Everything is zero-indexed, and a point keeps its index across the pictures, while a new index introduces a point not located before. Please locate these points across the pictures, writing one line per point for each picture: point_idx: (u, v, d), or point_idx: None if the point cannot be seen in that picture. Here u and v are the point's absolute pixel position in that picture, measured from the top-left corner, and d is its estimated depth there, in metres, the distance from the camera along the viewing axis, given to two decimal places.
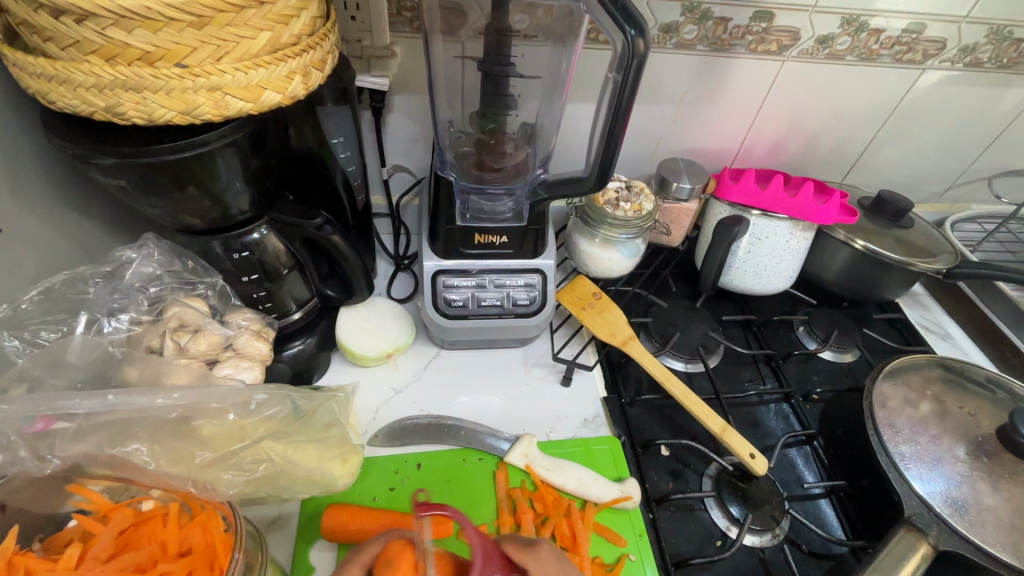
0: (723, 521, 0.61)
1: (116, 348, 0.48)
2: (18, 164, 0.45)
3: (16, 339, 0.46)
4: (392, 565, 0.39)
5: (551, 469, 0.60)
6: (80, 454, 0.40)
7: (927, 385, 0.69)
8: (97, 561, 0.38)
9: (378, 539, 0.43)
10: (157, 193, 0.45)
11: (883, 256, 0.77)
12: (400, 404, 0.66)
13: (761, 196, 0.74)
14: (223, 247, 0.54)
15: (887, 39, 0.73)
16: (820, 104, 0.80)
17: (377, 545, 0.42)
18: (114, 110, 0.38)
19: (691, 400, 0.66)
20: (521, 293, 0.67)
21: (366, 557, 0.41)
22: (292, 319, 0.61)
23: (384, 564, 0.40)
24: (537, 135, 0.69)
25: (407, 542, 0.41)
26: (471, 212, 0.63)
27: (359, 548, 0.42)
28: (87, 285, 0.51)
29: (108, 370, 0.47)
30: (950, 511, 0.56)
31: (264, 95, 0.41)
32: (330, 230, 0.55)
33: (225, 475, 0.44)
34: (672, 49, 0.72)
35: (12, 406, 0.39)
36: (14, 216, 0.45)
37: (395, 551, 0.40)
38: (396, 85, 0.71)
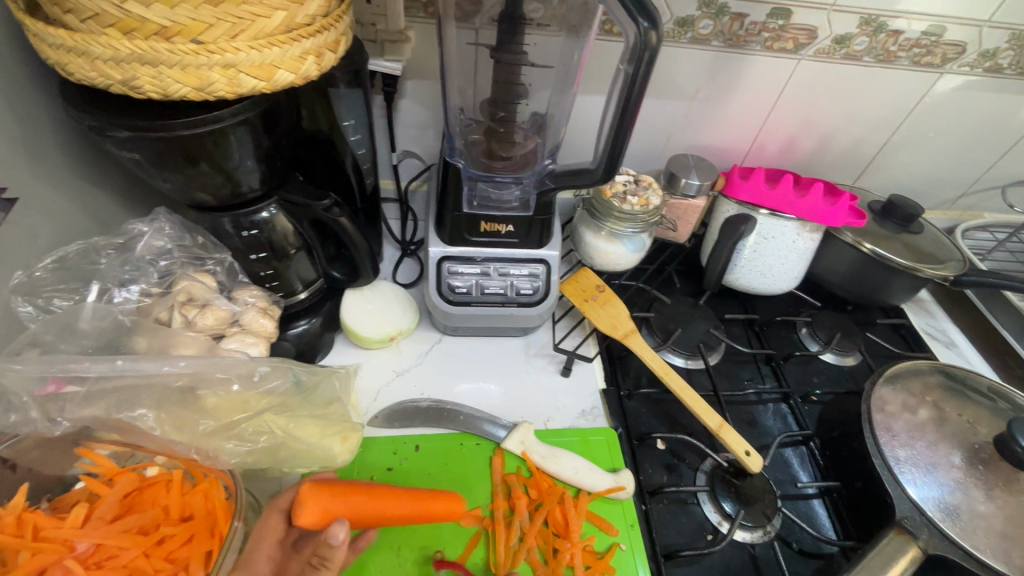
0: (714, 516, 0.62)
1: (127, 317, 0.50)
2: (36, 134, 0.46)
3: (29, 305, 0.46)
4: (303, 502, 0.42)
5: (547, 456, 0.61)
6: (90, 418, 0.41)
7: (927, 391, 0.68)
8: (102, 520, 0.40)
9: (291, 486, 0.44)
10: (171, 167, 0.46)
11: (890, 261, 0.76)
12: (401, 387, 0.67)
13: (769, 195, 0.74)
14: (232, 225, 0.55)
15: (906, 42, 0.72)
16: (834, 105, 0.80)
17: (291, 492, 0.44)
18: (131, 84, 0.39)
19: (688, 394, 0.67)
20: (525, 283, 0.67)
21: (283, 501, 0.43)
22: (298, 298, 0.62)
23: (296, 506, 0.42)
24: (547, 125, 0.68)
25: (318, 485, 0.44)
26: (478, 200, 0.63)
27: (270, 503, 0.43)
28: (99, 256, 0.52)
29: (119, 336, 0.49)
30: (941, 516, 0.56)
31: (277, 74, 0.42)
32: (337, 212, 0.56)
33: (227, 444, 0.44)
34: (686, 43, 0.72)
35: (24, 367, 0.40)
36: (32, 185, 0.46)
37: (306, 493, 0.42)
38: (408, 70, 0.71)
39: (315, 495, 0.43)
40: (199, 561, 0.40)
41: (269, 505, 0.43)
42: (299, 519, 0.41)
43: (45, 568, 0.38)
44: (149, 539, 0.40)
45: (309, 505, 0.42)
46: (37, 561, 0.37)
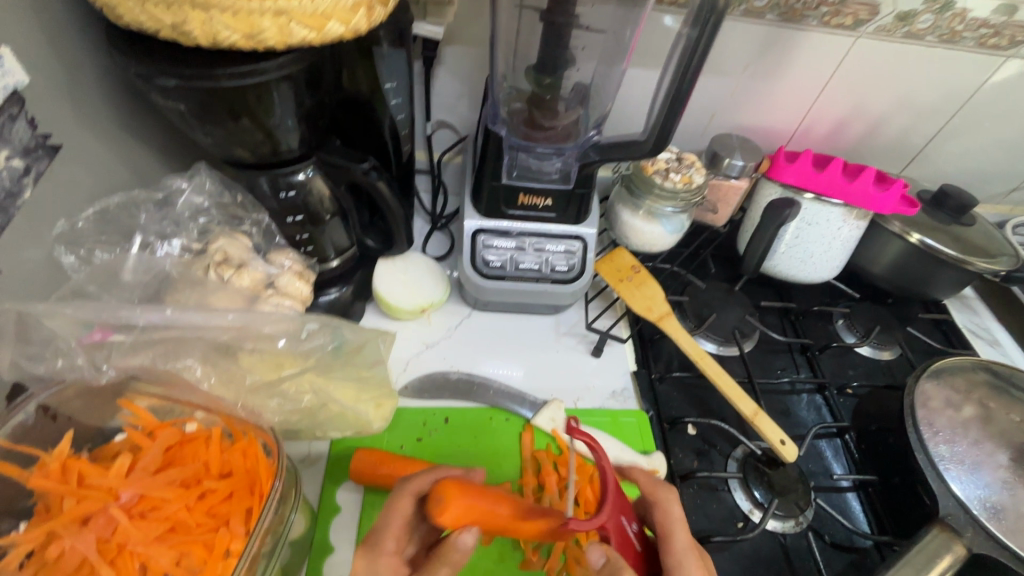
0: (746, 504, 0.61)
1: (171, 268, 0.50)
2: (80, 82, 0.45)
3: (72, 255, 0.46)
4: (445, 499, 0.41)
5: (577, 435, 0.60)
6: (137, 366, 0.42)
7: (973, 388, 0.66)
8: (146, 471, 0.40)
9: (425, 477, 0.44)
10: (213, 120, 0.44)
11: (940, 252, 0.73)
12: (431, 359, 0.66)
13: (817, 178, 0.71)
14: (269, 185, 0.53)
15: (973, 21, 0.68)
16: (889, 88, 0.76)
17: (426, 478, 0.44)
18: (180, 29, 0.38)
19: (724, 380, 0.65)
20: (561, 260, 0.65)
21: (417, 487, 0.43)
22: (330, 266, 0.61)
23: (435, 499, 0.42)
24: (590, 97, 0.66)
25: (457, 481, 0.43)
26: (518, 169, 0.62)
27: (404, 480, 0.44)
28: (139, 211, 0.51)
29: (163, 287, 0.50)
30: (987, 515, 0.55)
31: (328, 26, 0.40)
32: (375, 176, 0.54)
33: (270, 402, 0.46)
34: (739, 16, 0.69)
35: (76, 311, 0.40)
36: (75, 134, 0.45)
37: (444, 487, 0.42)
38: (448, 35, 0.69)
39: (456, 493, 0.42)
40: (240, 516, 0.39)
41: (401, 489, 0.44)
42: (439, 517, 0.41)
43: (91, 515, 0.38)
44: (190, 493, 0.40)
45: (450, 503, 0.41)
46: (83, 509, 0.38)
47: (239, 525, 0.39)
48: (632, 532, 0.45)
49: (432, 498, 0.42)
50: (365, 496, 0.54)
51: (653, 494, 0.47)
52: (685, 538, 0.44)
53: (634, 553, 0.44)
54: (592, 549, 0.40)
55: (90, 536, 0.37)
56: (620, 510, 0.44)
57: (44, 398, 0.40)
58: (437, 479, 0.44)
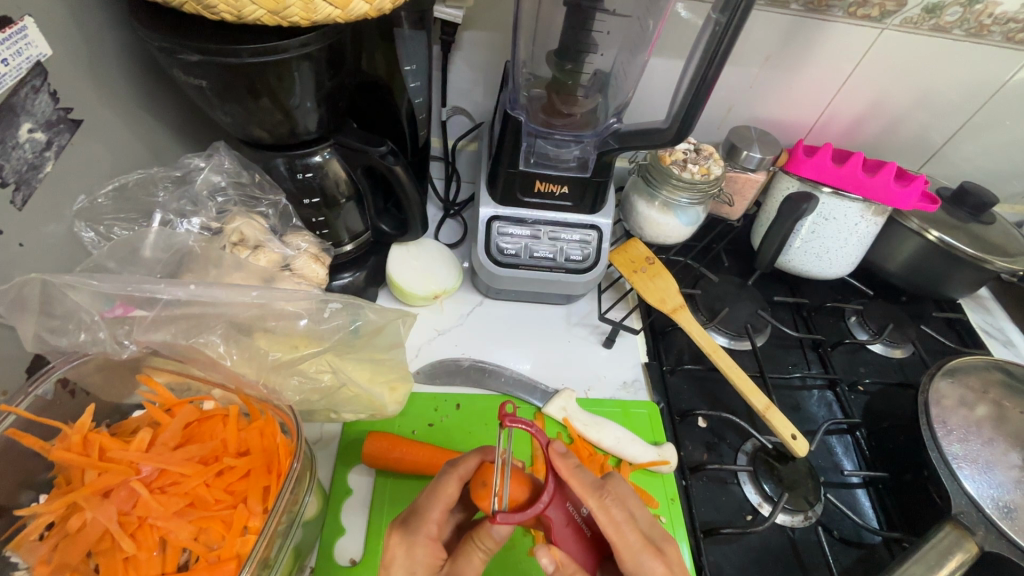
0: (755, 497, 0.61)
1: (195, 244, 0.50)
2: (101, 57, 0.45)
3: (92, 231, 0.46)
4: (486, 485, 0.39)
5: (589, 424, 0.60)
6: (160, 340, 0.42)
7: (988, 387, 0.65)
8: (166, 447, 0.40)
9: (473, 456, 0.42)
10: (233, 98, 0.44)
11: (958, 249, 0.73)
12: (442, 345, 0.66)
13: (836, 172, 0.70)
14: (286, 166, 0.53)
15: (1002, 15, 0.67)
16: (911, 83, 0.75)
17: (473, 461, 0.41)
18: (204, 3, 0.37)
19: (736, 374, 0.65)
20: (575, 249, 0.65)
21: (465, 470, 0.41)
22: (344, 250, 0.61)
23: (480, 483, 0.39)
24: (609, 86, 0.66)
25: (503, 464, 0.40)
26: (535, 157, 0.61)
27: (451, 462, 0.42)
28: (157, 189, 0.52)
29: (183, 262, 0.50)
30: (999, 514, 0.54)
31: (352, 4, 0.39)
32: (393, 160, 0.54)
33: (291, 380, 0.46)
34: (763, 5, 0.67)
35: (101, 284, 0.40)
36: (97, 110, 0.45)
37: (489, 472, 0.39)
38: (467, 19, 0.68)
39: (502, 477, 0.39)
40: (258, 495, 0.40)
41: (450, 468, 0.42)
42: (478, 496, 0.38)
43: (112, 487, 0.38)
44: (209, 470, 0.40)
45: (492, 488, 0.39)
46: (104, 481, 0.38)
47: (257, 503, 0.40)
48: (585, 515, 0.41)
49: (476, 482, 0.39)
50: (376, 479, 0.55)
51: (586, 501, 0.39)
52: (637, 539, 0.38)
53: (585, 536, 0.41)
54: (538, 551, 0.38)
55: (111, 508, 0.37)
56: (567, 497, 0.40)
57: (64, 371, 0.40)
58: (482, 463, 0.41)
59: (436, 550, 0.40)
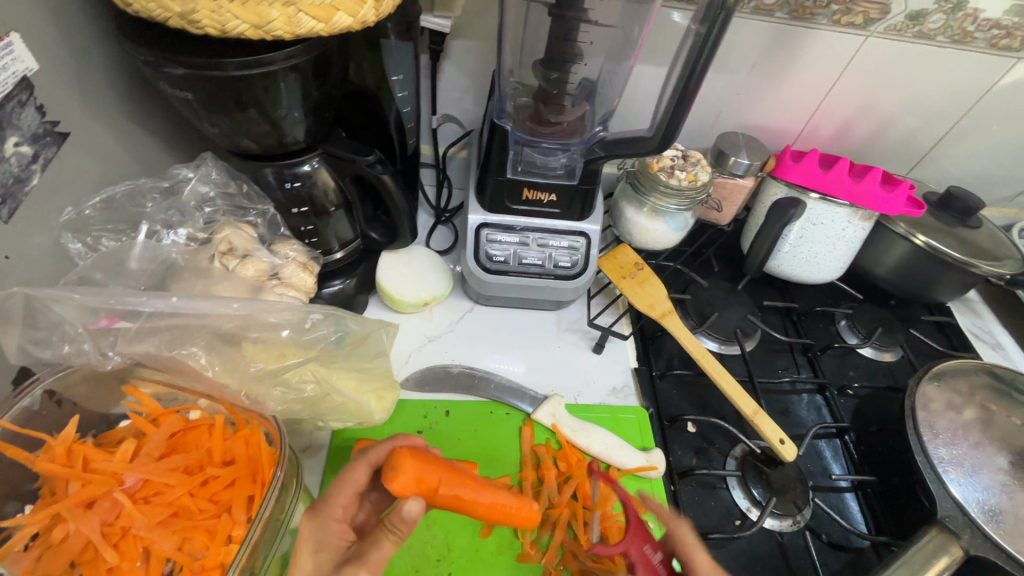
0: (744, 502, 0.61)
1: (178, 255, 0.51)
2: (88, 70, 0.45)
3: (79, 243, 0.46)
4: (398, 465, 0.45)
5: (577, 430, 0.60)
6: (142, 352, 0.42)
7: (975, 391, 0.66)
8: (150, 457, 0.41)
9: (383, 444, 0.48)
10: (220, 110, 0.45)
11: (943, 254, 0.73)
12: (432, 352, 0.66)
13: (822, 178, 0.71)
14: (275, 176, 0.54)
15: (985, 22, 0.68)
16: (897, 89, 0.75)
17: (383, 449, 0.47)
18: (188, 18, 0.38)
19: (724, 378, 0.65)
20: (564, 255, 0.65)
21: (374, 457, 0.46)
22: (334, 258, 0.61)
23: (390, 467, 0.46)
24: (596, 94, 0.66)
25: (412, 450, 0.47)
26: (523, 164, 0.62)
27: (361, 451, 0.47)
28: (145, 200, 0.52)
29: (170, 274, 0.50)
30: (984, 518, 0.55)
31: (336, 17, 0.40)
32: (381, 169, 0.54)
33: (274, 391, 0.46)
34: (748, 14, 0.68)
35: (83, 296, 0.41)
36: (83, 122, 0.45)
37: (399, 456, 0.46)
38: (455, 29, 0.69)
39: (409, 461, 0.46)
40: (242, 503, 0.40)
41: (359, 456, 0.46)
42: (392, 482, 0.45)
43: (95, 498, 0.39)
44: (194, 480, 0.40)
45: (403, 470, 0.45)
46: (87, 493, 0.38)
47: (241, 512, 0.40)
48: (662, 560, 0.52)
49: (386, 466, 0.46)
50: None
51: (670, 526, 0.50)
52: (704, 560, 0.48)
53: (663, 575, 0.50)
54: None
55: (94, 519, 0.38)
56: (646, 541, 0.52)
57: (50, 383, 0.40)
58: (392, 449, 0.47)
59: (344, 531, 0.42)
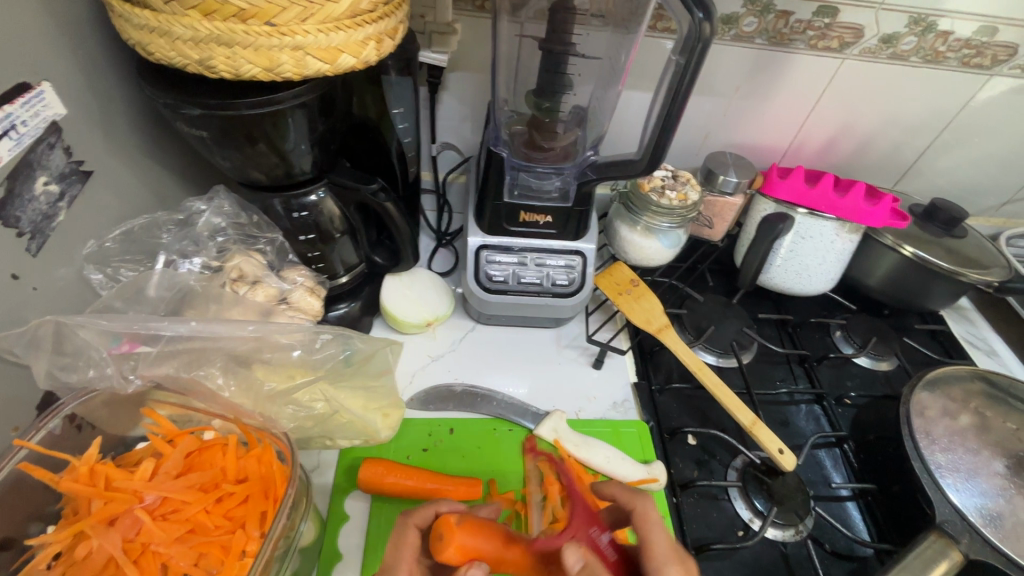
0: (746, 513, 0.62)
1: (194, 283, 0.53)
2: (111, 113, 0.48)
3: (100, 273, 0.49)
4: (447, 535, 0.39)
5: (579, 445, 0.62)
6: (162, 374, 0.45)
7: (969, 397, 0.67)
8: (169, 476, 0.43)
9: (429, 508, 0.42)
10: (232, 145, 0.47)
11: (932, 264, 0.75)
12: (436, 372, 0.68)
13: (809, 194, 0.73)
14: (283, 206, 0.57)
15: (956, 42, 0.71)
16: (876, 107, 0.79)
17: (429, 511, 0.42)
18: (206, 64, 0.41)
19: (722, 392, 0.66)
20: (561, 274, 0.67)
21: (421, 521, 0.42)
22: (340, 282, 0.64)
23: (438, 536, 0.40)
24: (587, 118, 0.69)
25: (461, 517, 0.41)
26: (519, 189, 0.65)
27: (405, 513, 0.42)
28: (161, 231, 0.54)
29: (183, 302, 0.53)
30: (983, 522, 0.55)
31: (341, 58, 0.43)
32: (384, 197, 0.57)
33: (285, 409, 0.49)
34: (730, 41, 0.72)
35: (105, 324, 0.43)
36: (106, 161, 0.49)
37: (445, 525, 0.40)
38: (452, 62, 0.73)
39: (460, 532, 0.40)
40: (256, 520, 0.42)
41: (405, 518, 0.42)
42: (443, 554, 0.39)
43: (116, 516, 0.40)
44: (210, 497, 0.42)
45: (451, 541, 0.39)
46: (109, 510, 0.40)
47: (254, 528, 0.41)
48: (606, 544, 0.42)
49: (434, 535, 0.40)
50: (372, 504, 0.56)
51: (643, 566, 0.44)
52: None
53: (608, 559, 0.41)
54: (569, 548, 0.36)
55: (115, 536, 0.39)
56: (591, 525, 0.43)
57: (72, 407, 0.42)
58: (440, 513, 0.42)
59: None
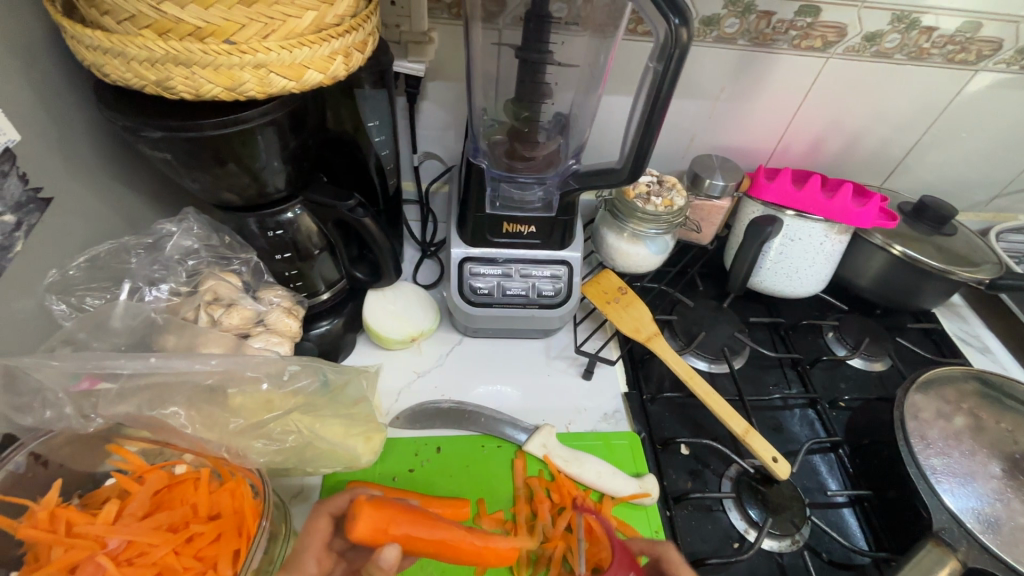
0: (741, 524, 0.60)
1: (158, 315, 0.51)
2: (70, 136, 0.47)
3: (63, 303, 0.47)
4: (360, 513, 0.46)
5: (569, 460, 0.60)
6: (123, 413, 0.43)
7: (963, 398, 0.66)
8: (134, 517, 0.41)
9: (342, 495, 0.48)
10: (199, 167, 0.46)
11: (923, 263, 0.74)
12: (422, 388, 0.67)
13: (797, 196, 0.72)
14: (258, 225, 0.55)
15: (940, 38, 0.70)
16: (862, 105, 0.78)
17: (341, 498, 0.48)
18: (164, 85, 0.39)
19: (714, 400, 0.65)
20: (547, 284, 0.66)
21: (334, 507, 0.47)
22: (322, 298, 0.62)
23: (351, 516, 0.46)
24: (570, 126, 0.68)
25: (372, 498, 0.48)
26: (501, 200, 0.63)
27: (322, 502, 0.47)
28: (129, 256, 0.53)
29: (150, 333, 0.50)
30: (981, 528, 0.54)
31: (306, 75, 0.42)
32: (362, 213, 0.55)
33: (256, 443, 0.46)
34: (712, 42, 0.71)
35: (61, 362, 0.42)
36: (66, 186, 0.47)
37: (360, 504, 0.46)
38: (430, 71, 0.71)
39: (369, 509, 0.46)
40: (228, 558, 0.41)
41: (318, 508, 0.47)
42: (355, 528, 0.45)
43: (78, 563, 0.39)
44: (179, 537, 0.41)
45: (363, 516, 0.46)
46: (70, 557, 0.39)
47: (226, 566, 0.41)
48: None
49: (348, 516, 0.46)
50: None
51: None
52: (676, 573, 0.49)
53: None
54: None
55: None
56: None
57: (34, 446, 0.41)
58: (352, 498, 0.48)
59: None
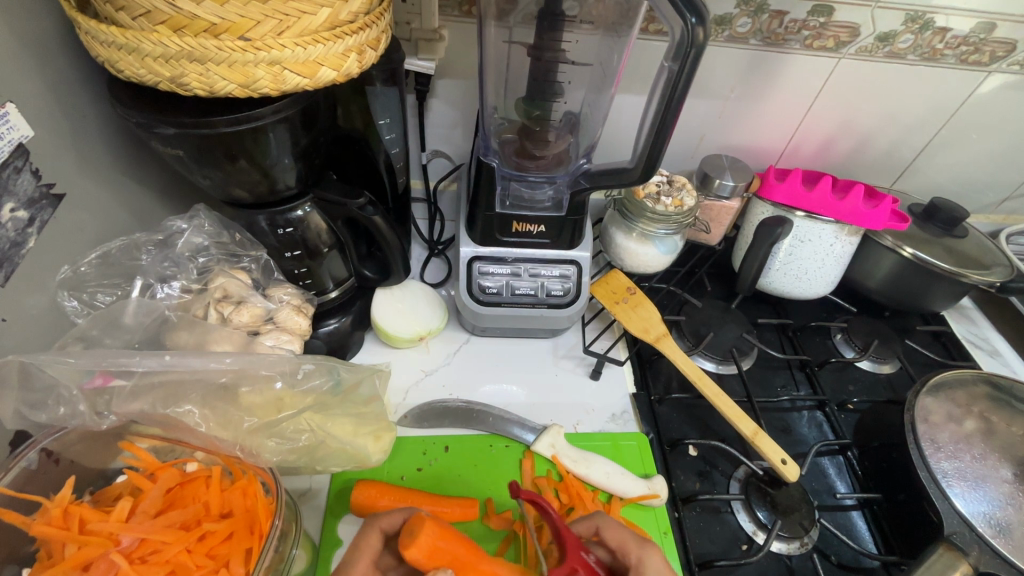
0: (749, 525, 0.60)
1: (171, 312, 0.51)
2: (82, 132, 0.47)
3: (75, 300, 0.47)
4: (416, 531, 0.44)
5: (577, 460, 0.60)
6: (137, 410, 0.43)
7: (974, 401, 0.66)
8: (147, 515, 0.42)
9: (399, 512, 0.47)
10: (211, 163, 0.46)
11: (933, 265, 0.74)
12: (430, 386, 0.67)
13: (807, 197, 0.72)
14: (267, 222, 0.55)
15: (953, 39, 0.70)
16: (873, 106, 0.77)
17: (396, 516, 0.47)
18: (178, 81, 0.39)
19: (722, 401, 0.65)
20: (556, 284, 0.66)
21: (385, 522, 0.46)
22: (329, 297, 0.62)
23: (408, 534, 0.44)
24: (580, 125, 0.68)
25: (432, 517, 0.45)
26: (511, 199, 0.63)
27: (376, 515, 0.46)
28: (140, 253, 0.53)
29: (162, 331, 0.50)
30: (992, 532, 0.54)
31: (320, 72, 0.41)
32: (372, 211, 0.55)
33: (269, 442, 0.46)
34: (724, 42, 0.70)
35: (76, 360, 0.42)
36: (78, 182, 0.47)
37: (420, 521, 0.44)
38: (440, 69, 0.71)
39: (430, 527, 0.44)
40: (239, 557, 0.41)
41: (370, 522, 0.46)
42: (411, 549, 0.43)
43: (91, 561, 0.39)
44: (191, 535, 0.41)
45: (420, 535, 0.43)
46: (84, 555, 0.39)
47: (239, 565, 0.41)
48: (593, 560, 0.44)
49: (404, 534, 0.44)
50: None
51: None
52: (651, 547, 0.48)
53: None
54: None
55: None
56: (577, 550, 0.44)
57: (46, 443, 0.41)
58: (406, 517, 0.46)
59: None
